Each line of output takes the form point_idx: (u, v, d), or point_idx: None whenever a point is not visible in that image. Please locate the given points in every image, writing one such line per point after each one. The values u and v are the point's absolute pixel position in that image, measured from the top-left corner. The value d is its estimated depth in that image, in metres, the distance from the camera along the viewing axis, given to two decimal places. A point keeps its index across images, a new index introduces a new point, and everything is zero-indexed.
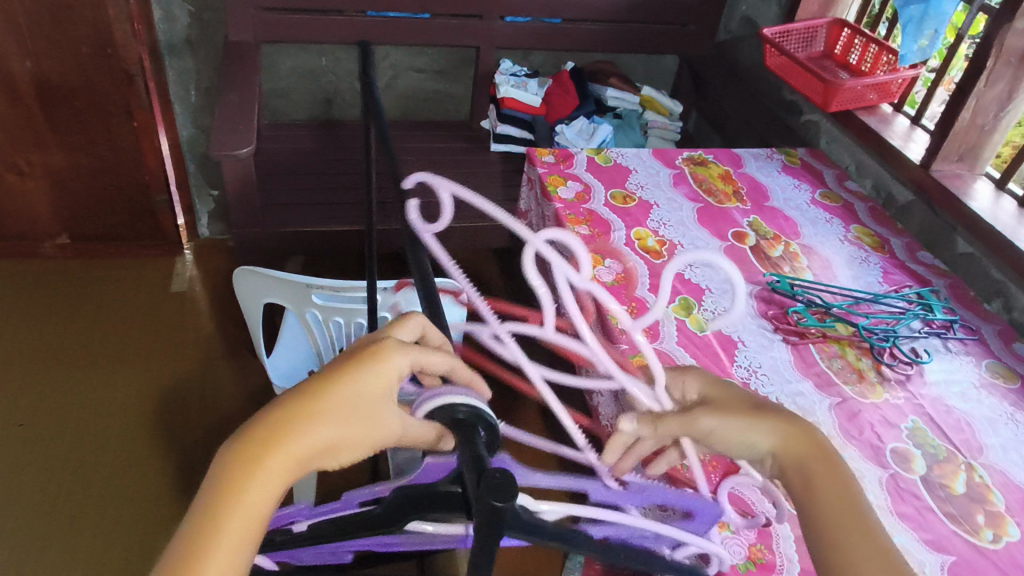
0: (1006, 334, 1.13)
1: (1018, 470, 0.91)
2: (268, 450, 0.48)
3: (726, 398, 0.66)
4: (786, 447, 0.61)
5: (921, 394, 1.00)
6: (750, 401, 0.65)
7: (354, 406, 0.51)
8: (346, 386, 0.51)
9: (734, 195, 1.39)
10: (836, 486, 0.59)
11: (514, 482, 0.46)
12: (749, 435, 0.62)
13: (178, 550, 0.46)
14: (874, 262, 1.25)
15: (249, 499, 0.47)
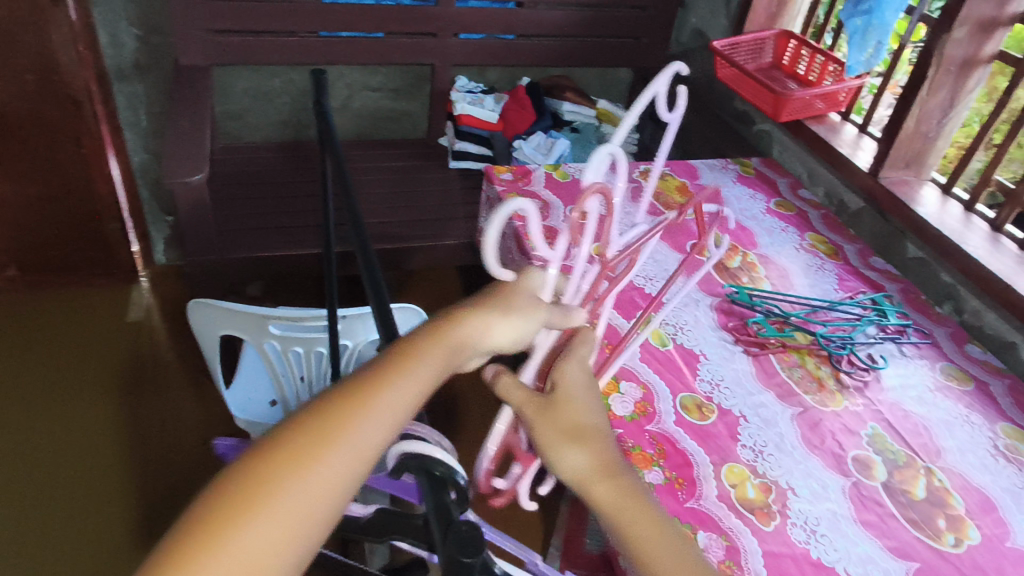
0: (958, 336, 1.16)
1: (975, 473, 0.93)
2: (398, 382, 0.47)
3: (559, 407, 0.60)
4: (586, 479, 0.57)
5: (879, 399, 1.02)
6: (585, 428, 0.60)
7: (503, 310, 0.59)
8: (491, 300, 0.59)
9: (691, 207, 1.41)
10: (652, 532, 0.57)
11: (480, 538, 0.40)
12: (567, 461, 0.58)
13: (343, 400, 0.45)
14: (829, 269, 1.28)
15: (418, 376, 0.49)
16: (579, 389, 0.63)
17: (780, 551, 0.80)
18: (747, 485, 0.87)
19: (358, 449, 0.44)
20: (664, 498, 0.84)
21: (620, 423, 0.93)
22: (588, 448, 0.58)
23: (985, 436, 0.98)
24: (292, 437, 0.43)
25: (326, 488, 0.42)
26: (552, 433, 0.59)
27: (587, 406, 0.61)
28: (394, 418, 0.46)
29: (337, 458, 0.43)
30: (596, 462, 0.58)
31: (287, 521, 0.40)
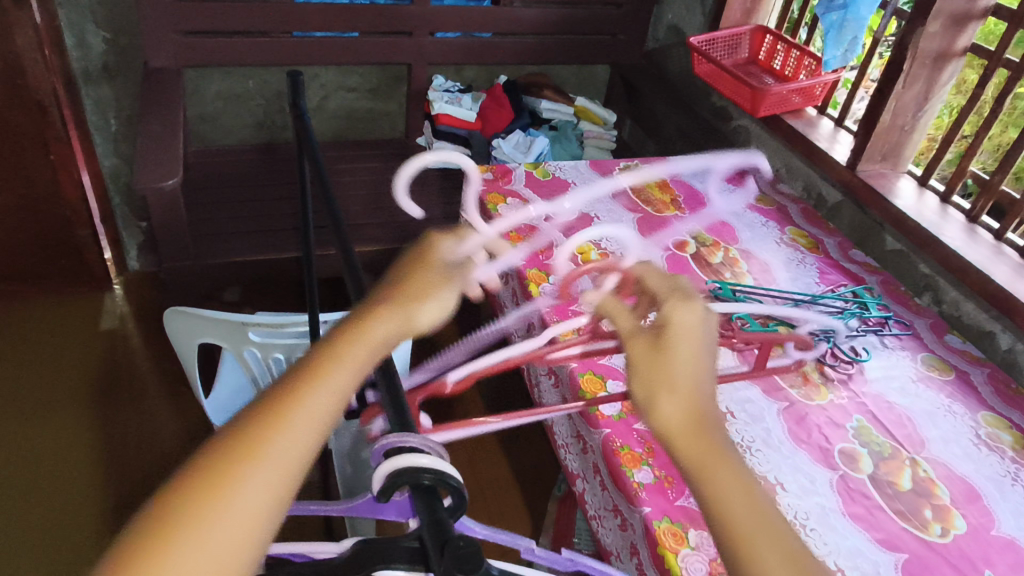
0: (938, 327, 1.17)
1: (959, 462, 0.93)
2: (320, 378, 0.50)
3: (666, 342, 0.64)
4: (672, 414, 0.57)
5: (863, 392, 1.03)
6: (679, 362, 0.62)
7: (421, 292, 0.62)
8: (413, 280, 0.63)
9: (672, 203, 1.41)
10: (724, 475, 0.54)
11: (477, 551, 0.39)
12: (648, 387, 0.60)
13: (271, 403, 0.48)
14: (810, 263, 1.28)
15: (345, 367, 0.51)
16: (698, 332, 0.65)
17: None
18: None
19: (275, 467, 0.45)
20: (654, 497, 0.84)
21: (609, 423, 0.93)
22: (679, 390, 0.59)
23: (967, 425, 0.99)
24: (218, 454, 0.45)
25: (257, 500, 0.44)
26: (658, 359, 0.62)
27: (694, 345, 0.64)
28: (307, 435, 0.47)
29: (255, 471, 0.44)
30: (681, 404, 0.58)
31: (222, 535, 0.42)
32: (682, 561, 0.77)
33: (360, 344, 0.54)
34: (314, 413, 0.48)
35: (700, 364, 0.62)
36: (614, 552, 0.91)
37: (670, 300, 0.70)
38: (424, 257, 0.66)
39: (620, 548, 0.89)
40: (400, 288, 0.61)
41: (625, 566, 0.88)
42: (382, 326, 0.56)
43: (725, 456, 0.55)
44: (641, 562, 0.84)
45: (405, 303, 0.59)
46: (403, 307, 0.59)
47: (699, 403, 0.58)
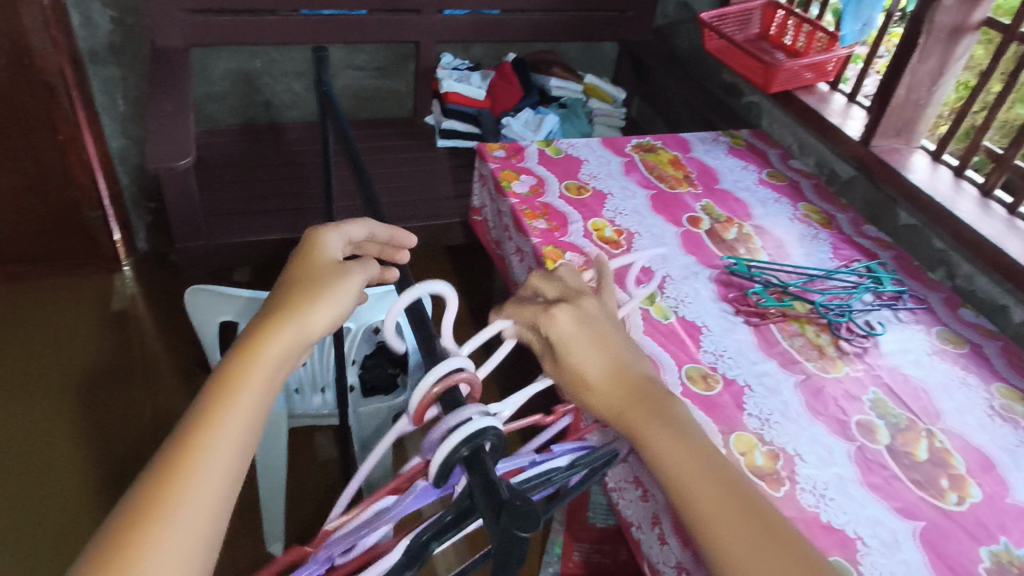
0: (951, 301, 1.18)
1: (974, 433, 0.95)
2: (226, 411, 0.48)
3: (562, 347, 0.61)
4: (608, 408, 0.59)
5: (878, 364, 1.04)
6: (582, 341, 0.62)
7: (312, 287, 0.56)
8: (294, 273, 0.58)
9: (685, 180, 1.41)
10: (684, 460, 0.55)
11: (536, 511, 0.41)
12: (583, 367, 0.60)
13: (178, 441, 0.47)
14: (823, 239, 1.29)
15: (255, 391, 0.50)
16: (591, 310, 0.64)
17: (791, 516, 0.82)
18: (755, 453, 0.88)
19: (196, 513, 0.44)
20: None
21: None
22: (600, 378, 0.60)
23: (982, 397, 1.00)
24: (142, 499, 0.44)
25: (185, 550, 0.43)
26: (566, 357, 0.61)
27: (586, 320, 0.63)
28: (224, 468, 0.47)
29: (178, 519, 0.44)
30: (609, 389, 0.59)
31: (171, 549, 0.43)
32: None
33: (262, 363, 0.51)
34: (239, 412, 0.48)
35: (605, 338, 0.62)
36: (636, 521, 0.92)
37: (565, 289, 0.67)
38: (307, 243, 0.60)
39: (641, 517, 0.90)
40: (291, 294, 0.55)
41: (646, 536, 0.89)
42: (289, 327, 0.53)
43: (676, 436, 0.57)
44: (663, 532, 0.85)
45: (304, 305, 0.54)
46: (294, 309, 0.54)
47: (629, 380, 0.60)
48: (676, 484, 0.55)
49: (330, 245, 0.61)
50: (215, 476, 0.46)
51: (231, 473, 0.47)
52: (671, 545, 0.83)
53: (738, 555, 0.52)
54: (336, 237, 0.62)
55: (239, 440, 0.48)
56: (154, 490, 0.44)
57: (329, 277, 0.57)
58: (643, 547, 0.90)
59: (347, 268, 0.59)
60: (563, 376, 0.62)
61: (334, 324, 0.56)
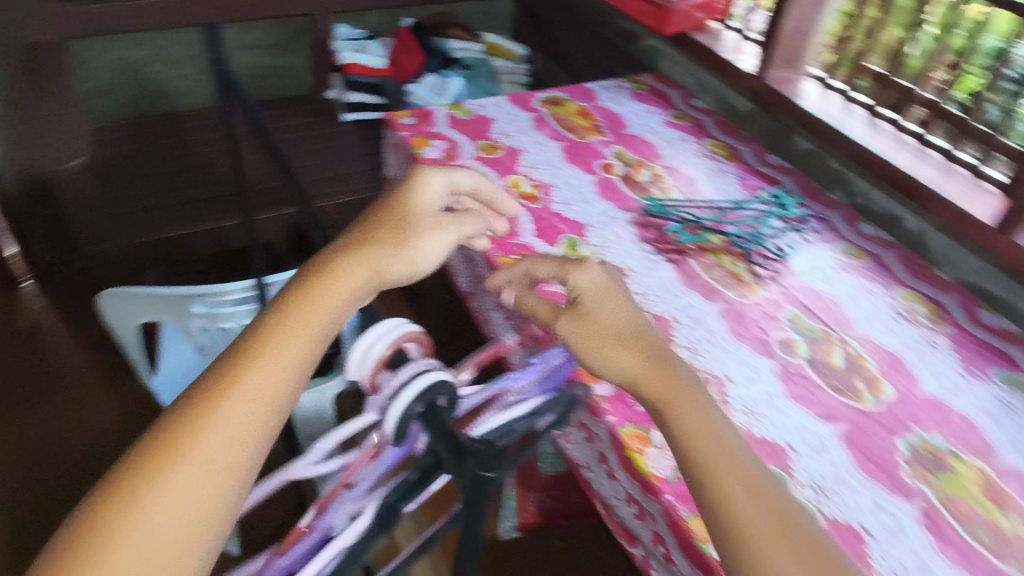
0: (851, 218, 1.26)
1: (881, 336, 1.02)
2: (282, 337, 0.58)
3: (582, 311, 0.68)
4: (635, 389, 0.66)
5: (792, 285, 1.10)
6: (610, 316, 0.68)
7: (406, 235, 0.68)
8: (391, 218, 0.69)
9: (594, 129, 1.43)
10: (702, 434, 0.62)
11: (498, 456, 0.56)
12: (596, 327, 0.67)
13: (241, 356, 0.56)
14: (730, 172, 1.34)
15: (306, 330, 0.59)
16: (615, 287, 0.71)
17: None
18: None
19: (248, 413, 0.53)
20: (615, 406, 0.88)
21: None
22: (628, 353, 0.66)
23: (886, 304, 1.08)
24: (201, 397, 0.54)
25: (229, 442, 0.52)
26: (581, 335, 0.67)
27: (614, 293, 0.70)
28: (274, 386, 0.55)
29: (229, 413, 0.53)
30: (634, 366, 0.66)
31: (224, 435, 0.52)
32: (649, 459, 0.82)
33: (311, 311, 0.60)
34: (247, 392, 0.54)
35: (640, 319, 0.70)
36: (584, 461, 0.95)
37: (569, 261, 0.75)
38: (417, 187, 0.72)
39: (588, 456, 0.93)
40: (386, 235, 0.68)
41: (595, 474, 0.93)
42: (347, 277, 0.63)
43: (698, 413, 0.63)
44: (610, 468, 0.88)
45: (372, 272, 0.65)
46: (378, 253, 0.66)
47: (656, 358, 0.67)
48: (690, 450, 0.62)
49: (431, 195, 0.73)
50: (264, 391, 0.55)
51: (279, 391, 0.56)
52: (619, 479, 0.87)
53: (743, 511, 0.58)
54: (440, 182, 0.74)
55: (289, 368, 0.57)
56: (217, 387, 0.54)
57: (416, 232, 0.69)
58: (594, 485, 0.94)
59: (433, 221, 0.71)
60: (582, 335, 0.68)
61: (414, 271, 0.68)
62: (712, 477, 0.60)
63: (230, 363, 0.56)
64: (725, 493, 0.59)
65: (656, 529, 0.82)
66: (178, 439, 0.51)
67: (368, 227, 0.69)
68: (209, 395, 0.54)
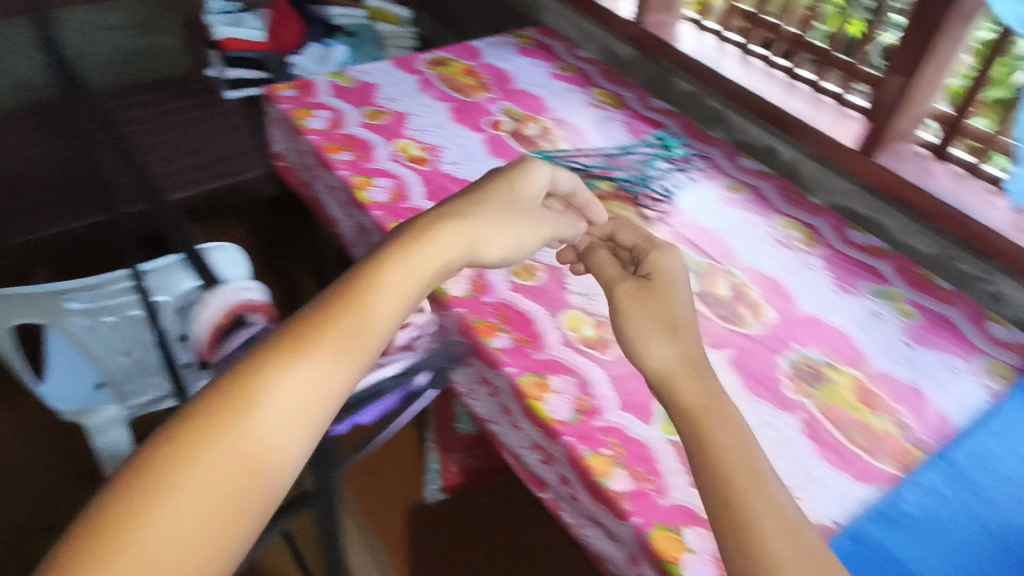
0: (731, 153, 1.30)
1: (762, 264, 1.07)
2: (296, 374, 0.55)
3: (650, 291, 0.79)
4: (666, 368, 0.72)
5: (678, 223, 1.13)
6: (666, 310, 0.77)
7: (502, 222, 0.77)
8: (490, 203, 0.78)
9: (480, 86, 1.43)
10: (731, 446, 0.64)
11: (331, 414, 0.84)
12: (650, 313, 0.77)
13: (254, 382, 0.54)
14: (616, 119, 1.37)
15: (323, 366, 0.57)
16: (677, 279, 0.81)
17: (623, 373, 0.89)
18: (582, 327, 0.95)
19: (252, 453, 0.51)
20: (513, 357, 0.90)
21: (463, 302, 0.97)
22: (683, 330, 0.75)
23: (767, 233, 1.13)
24: (209, 423, 0.51)
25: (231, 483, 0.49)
26: (633, 315, 0.78)
27: (678, 283, 0.81)
28: (285, 432, 0.53)
29: (232, 450, 0.50)
30: (673, 342, 0.74)
31: (224, 476, 0.49)
32: (547, 404, 0.85)
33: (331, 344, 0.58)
34: (269, 413, 0.53)
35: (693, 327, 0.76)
36: (489, 416, 0.97)
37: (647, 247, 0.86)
38: (519, 178, 0.83)
39: (493, 410, 0.95)
40: (489, 214, 0.76)
41: (500, 426, 0.95)
42: (368, 309, 0.61)
43: (733, 430, 0.65)
44: (513, 418, 0.90)
45: (437, 266, 0.68)
46: (477, 233, 0.73)
47: (701, 367, 0.71)
48: (713, 458, 0.63)
49: (536, 183, 0.83)
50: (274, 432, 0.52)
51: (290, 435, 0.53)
52: (522, 427, 0.89)
53: (760, 516, 0.58)
54: (539, 174, 0.84)
55: (304, 411, 0.55)
56: (221, 421, 0.51)
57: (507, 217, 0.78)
58: (501, 437, 0.95)
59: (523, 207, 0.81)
60: (646, 322, 0.77)
61: (507, 255, 0.78)
62: (734, 486, 0.61)
63: (268, 369, 0.55)
64: (745, 499, 0.59)
65: (558, 470, 0.84)
66: (180, 470, 0.48)
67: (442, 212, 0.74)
68: (245, 397, 0.53)
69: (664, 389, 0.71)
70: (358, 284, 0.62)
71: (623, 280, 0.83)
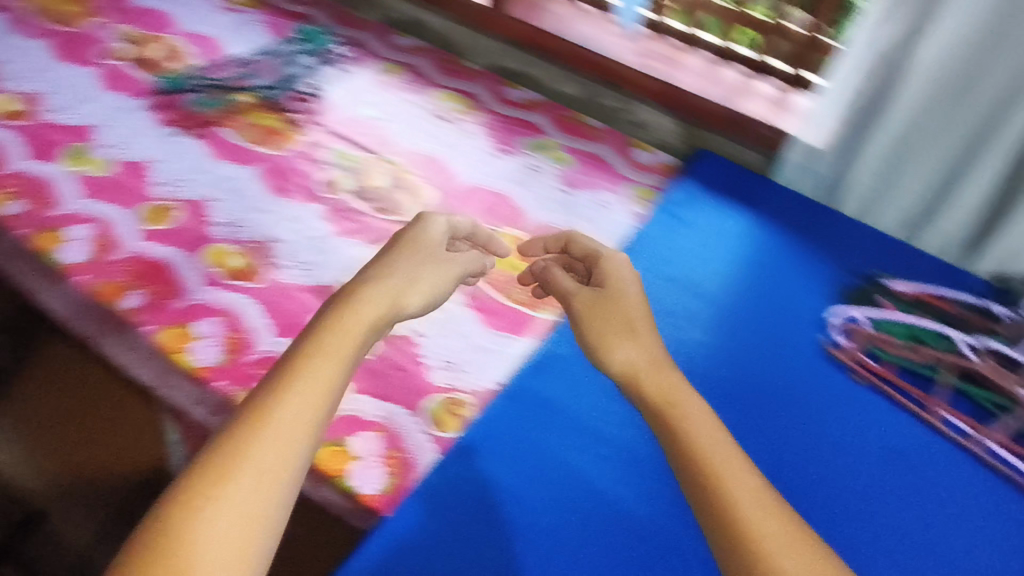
0: (383, 33, 1.23)
1: (420, 145, 1.04)
2: (245, 461, 0.42)
3: (608, 296, 0.65)
4: (632, 368, 0.58)
5: (330, 121, 1.06)
6: (619, 313, 0.63)
7: (416, 272, 0.64)
8: (402, 258, 0.64)
9: (85, 11, 1.22)
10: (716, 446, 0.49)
11: None
12: (607, 322, 0.62)
13: (188, 485, 0.41)
14: (254, 21, 1.24)
15: (276, 446, 0.43)
16: (625, 273, 0.67)
17: (278, 298, 0.82)
18: (227, 259, 0.86)
19: None
20: (148, 317, 0.79)
21: (86, 269, 0.83)
22: (644, 328, 0.61)
23: (425, 111, 1.10)
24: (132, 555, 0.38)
25: None
26: (590, 322, 0.63)
27: (624, 275, 0.67)
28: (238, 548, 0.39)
29: None
30: (648, 349, 0.59)
31: None
32: (191, 354, 0.76)
33: (284, 425, 0.44)
34: (208, 533, 0.39)
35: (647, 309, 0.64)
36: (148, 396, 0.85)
37: (591, 253, 0.73)
38: (418, 220, 0.70)
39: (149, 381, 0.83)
40: (405, 264, 0.63)
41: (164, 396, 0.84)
42: (312, 380, 0.47)
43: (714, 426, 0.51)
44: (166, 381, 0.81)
45: (365, 339, 0.54)
46: (393, 286, 0.60)
47: (659, 357, 0.58)
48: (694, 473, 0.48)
49: (441, 223, 0.71)
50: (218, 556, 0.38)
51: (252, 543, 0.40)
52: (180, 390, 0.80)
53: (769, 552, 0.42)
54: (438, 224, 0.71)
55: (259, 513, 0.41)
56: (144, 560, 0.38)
57: (426, 270, 0.65)
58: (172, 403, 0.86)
59: (438, 258, 0.67)
60: (613, 329, 0.61)
61: (429, 303, 0.63)
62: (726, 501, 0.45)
63: (214, 462, 0.42)
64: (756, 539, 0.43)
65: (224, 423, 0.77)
66: None
67: (351, 282, 0.59)
68: (187, 491, 0.41)
69: (635, 397, 0.56)
70: (319, 332, 0.52)
71: (576, 288, 0.67)
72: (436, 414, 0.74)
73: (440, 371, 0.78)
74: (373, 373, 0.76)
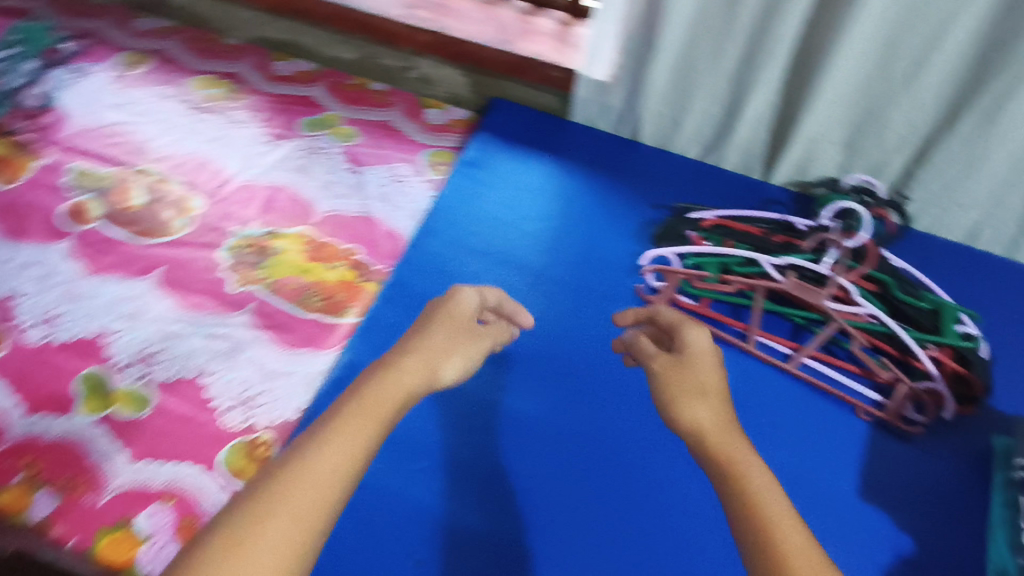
0: (121, 18, 1.06)
1: (181, 146, 0.91)
2: (284, 503, 0.35)
3: (684, 359, 0.51)
4: (716, 435, 0.44)
5: (69, 136, 0.90)
6: (707, 383, 0.49)
7: (446, 346, 0.51)
8: (438, 331, 0.52)
9: None
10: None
11: None
12: (686, 387, 0.48)
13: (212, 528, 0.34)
14: None
15: (319, 491, 0.36)
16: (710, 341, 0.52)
17: (26, 366, 0.69)
18: None
19: None
20: None
21: None
22: (717, 390, 0.48)
23: (184, 104, 0.96)
24: None
25: None
26: (666, 389, 0.49)
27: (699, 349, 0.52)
28: None
29: None
30: (725, 414, 0.47)
31: None
32: None
33: (328, 469, 0.37)
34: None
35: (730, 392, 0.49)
36: None
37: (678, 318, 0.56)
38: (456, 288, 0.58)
39: None
40: (440, 338, 0.51)
41: None
42: (362, 434, 0.40)
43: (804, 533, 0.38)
44: None
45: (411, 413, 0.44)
46: (428, 363, 0.48)
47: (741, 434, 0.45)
48: None
49: (472, 297, 0.57)
50: None
51: None
52: None
53: None
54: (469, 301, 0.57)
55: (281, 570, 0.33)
56: None
57: (460, 345, 0.53)
58: None
59: (473, 334, 0.54)
60: (681, 389, 0.48)
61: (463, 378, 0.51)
62: None
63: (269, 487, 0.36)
64: None
65: None
66: None
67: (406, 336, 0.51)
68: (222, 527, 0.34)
69: (704, 466, 0.44)
70: (368, 388, 0.43)
71: (654, 351, 0.53)
72: (232, 464, 0.65)
73: (228, 411, 0.68)
74: (150, 431, 0.66)
